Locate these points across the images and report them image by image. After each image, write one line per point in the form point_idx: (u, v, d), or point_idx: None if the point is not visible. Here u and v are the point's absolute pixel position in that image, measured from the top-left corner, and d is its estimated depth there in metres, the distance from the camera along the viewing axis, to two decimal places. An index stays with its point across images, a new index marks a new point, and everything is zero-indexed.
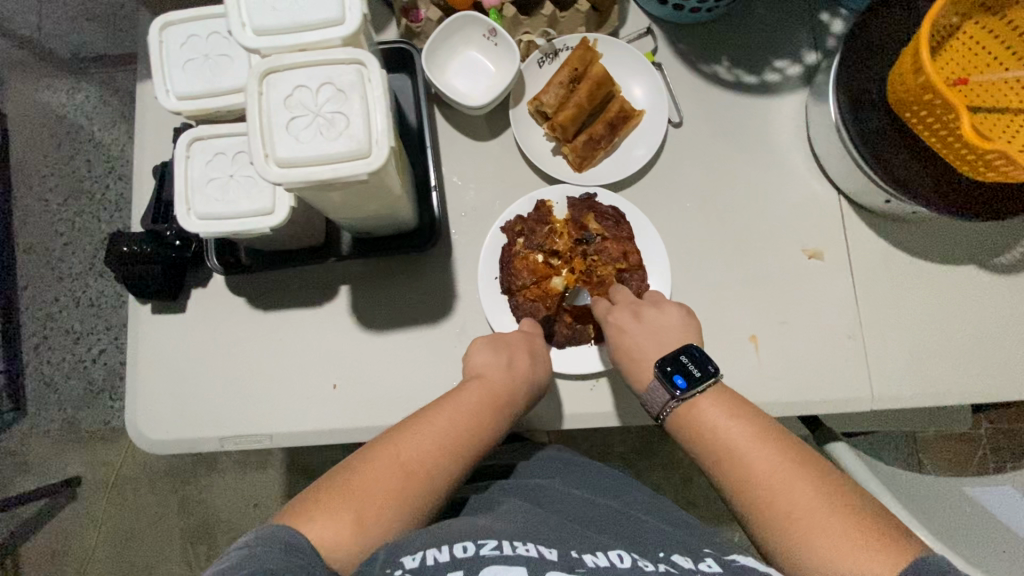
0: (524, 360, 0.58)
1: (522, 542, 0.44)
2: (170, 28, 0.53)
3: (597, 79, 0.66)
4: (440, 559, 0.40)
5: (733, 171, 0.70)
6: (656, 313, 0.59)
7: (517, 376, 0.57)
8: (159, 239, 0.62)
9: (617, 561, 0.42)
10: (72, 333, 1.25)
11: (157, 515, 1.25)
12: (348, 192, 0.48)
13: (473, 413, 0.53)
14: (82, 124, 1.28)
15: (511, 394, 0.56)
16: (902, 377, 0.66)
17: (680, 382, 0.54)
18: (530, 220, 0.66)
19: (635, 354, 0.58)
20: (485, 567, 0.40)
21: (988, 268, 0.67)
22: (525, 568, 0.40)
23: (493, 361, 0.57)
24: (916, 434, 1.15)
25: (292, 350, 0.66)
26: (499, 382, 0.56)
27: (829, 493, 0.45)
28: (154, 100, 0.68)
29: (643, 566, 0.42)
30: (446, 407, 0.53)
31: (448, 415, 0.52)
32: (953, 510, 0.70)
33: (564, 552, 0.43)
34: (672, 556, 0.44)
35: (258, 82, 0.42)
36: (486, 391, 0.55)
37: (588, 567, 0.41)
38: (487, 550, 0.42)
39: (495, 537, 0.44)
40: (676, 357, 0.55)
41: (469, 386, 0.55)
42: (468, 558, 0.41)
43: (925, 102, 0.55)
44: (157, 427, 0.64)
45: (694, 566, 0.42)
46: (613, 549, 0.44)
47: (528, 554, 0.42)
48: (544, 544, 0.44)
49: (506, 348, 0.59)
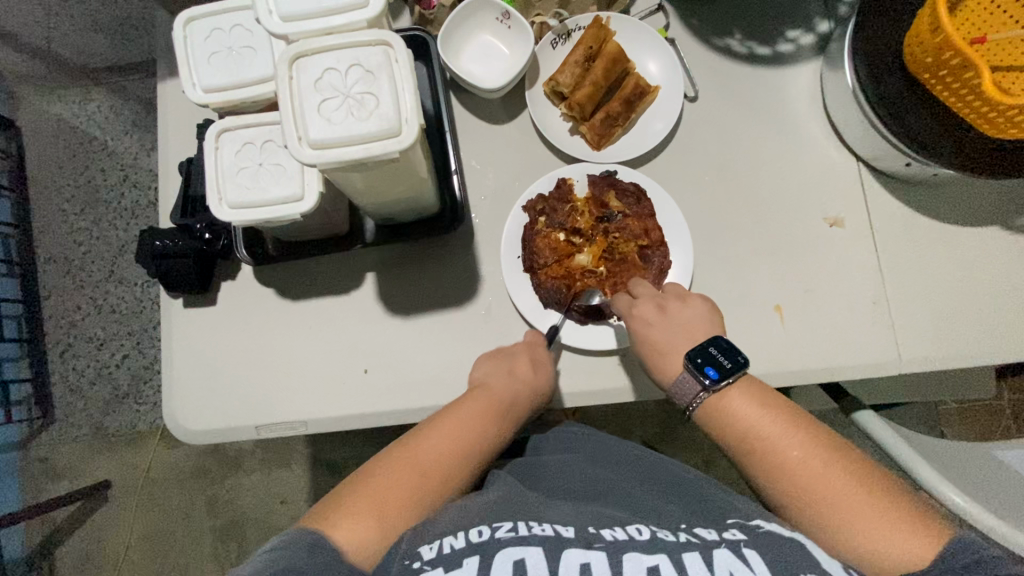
0: (525, 369, 0.59)
1: (537, 523, 0.44)
2: (194, 24, 0.54)
3: (612, 56, 0.67)
4: (456, 546, 0.40)
5: (749, 143, 0.70)
6: (679, 306, 0.59)
7: (518, 382, 0.58)
8: (188, 232, 0.64)
9: (635, 535, 0.42)
10: (96, 340, 1.28)
11: (187, 514, 1.27)
12: (373, 174, 0.49)
13: (480, 415, 0.54)
14: (96, 134, 1.31)
15: (517, 400, 0.57)
16: (929, 340, 0.66)
17: (711, 373, 0.54)
18: (551, 198, 0.67)
19: (659, 346, 0.58)
20: (500, 550, 0.39)
21: (1013, 228, 0.67)
22: (541, 548, 0.40)
23: (495, 370, 0.59)
24: (938, 405, 1.15)
25: (322, 337, 0.67)
26: (504, 389, 0.57)
27: (863, 480, 0.46)
28: (175, 99, 0.70)
29: (663, 537, 0.42)
30: (454, 413, 0.54)
31: (456, 419, 0.53)
32: (987, 475, 0.70)
33: (582, 529, 0.43)
34: (694, 529, 0.44)
35: (289, 67, 0.43)
36: (492, 397, 0.56)
37: (606, 541, 0.41)
38: (502, 533, 0.42)
39: (511, 521, 0.44)
40: (703, 349, 0.55)
41: (476, 392, 0.57)
42: (483, 543, 0.41)
43: (944, 62, 0.55)
44: (192, 418, 0.65)
45: (717, 537, 0.42)
46: (631, 524, 0.44)
47: (544, 534, 0.42)
48: (560, 523, 0.44)
49: (510, 356, 0.61)
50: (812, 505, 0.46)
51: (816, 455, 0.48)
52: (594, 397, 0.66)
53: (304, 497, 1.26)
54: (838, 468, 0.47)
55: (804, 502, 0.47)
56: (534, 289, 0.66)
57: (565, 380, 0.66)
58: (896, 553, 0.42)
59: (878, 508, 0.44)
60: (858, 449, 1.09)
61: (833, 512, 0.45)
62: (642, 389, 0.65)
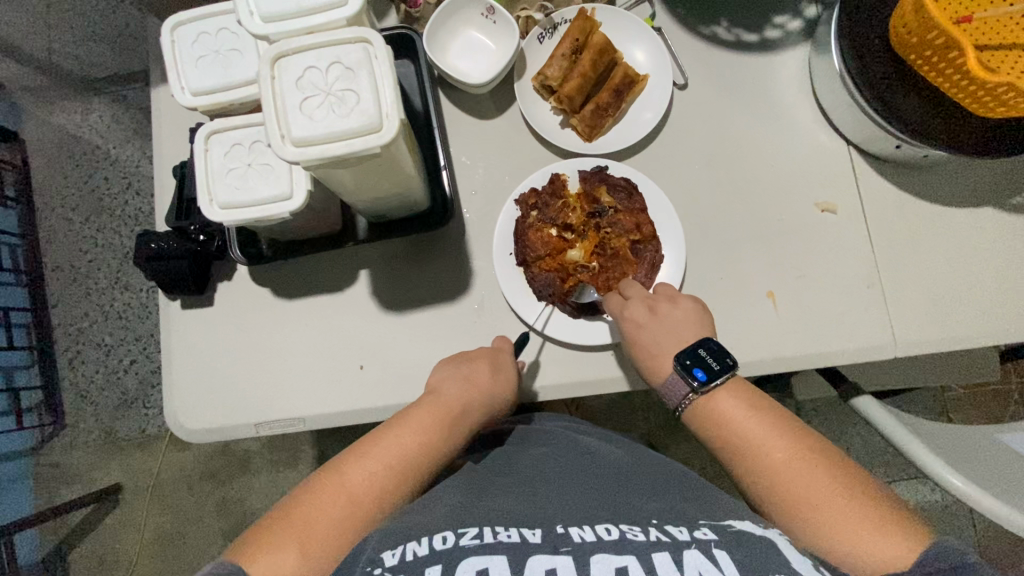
0: (484, 375, 0.60)
1: (503, 528, 0.44)
2: (181, 28, 0.55)
3: (599, 47, 0.67)
4: (419, 553, 0.41)
5: (737, 130, 0.70)
6: (670, 308, 0.59)
7: (470, 392, 0.58)
8: (181, 234, 0.65)
9: (604, 535, 0.43)
10: (104, 346, 1.30)
11: (197, 517, 1.29)
12: (361, 170, 0.50)
13: (422, 428, 0.54)
14: (98, 143, 1.33)
15: (467, 409, 0.58)
16: (923, 323, 0.65)
17: (699, 375, 0.54)
18: (544, 193, 0.67)
19: (653, 349, 0.58)
20: (464, 557, 0.40)
21: (1006, 208, 0.67)
22: (505, 555, 0.40)
23: (449, 378, 0.59)
24: (943, 390, 1.15)
25: (317, 335, 0.68)
26: (453, 399, 0.57)
27: (845, 483, 0.46)
28: (169, 104, 0.71)
29: (633, 537, 0.42)
30: (398, 428, 0.54)
31: (398, 434, 0.54)
32: (988, 458, 0.69)
33: (549, 531, 0.44)
34: (666, 526, 0.44)
35: (270, 66, 0.44)
36: (437, 409, 0.56)
37: (573, 544, 0.42)
38: (466, 540, 0.42)
39: (477, 525, 0.44)
40: (693, 350, 0.56)
41: (422, 405, 0.57)
42: (447, 550, 0.41)
43: (929, 42, 0.55)
44: (192, 417, 0.67)
45: (688, 536, 0.42)
46: (601, 523, 0.45)
47: (509, 540, 0.42)
48: (527, 526, 0.44)
49: (466, 363, 0.61)
50: (797, 507, 0.46)
51: (803, 458, 0.48)
52: (589, 388, 0.66)
53: None
54: (825, 470, 0.47)
55: (791, 504, 0.46)
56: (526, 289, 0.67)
57: (560, 372, 0.67)
58: (879, 558, 0.42)
59: (864, 512, 0.44)
60: (863, 438, 1.09)
61: (816, 516, 0.45)
62: (637, 379, 0.65)
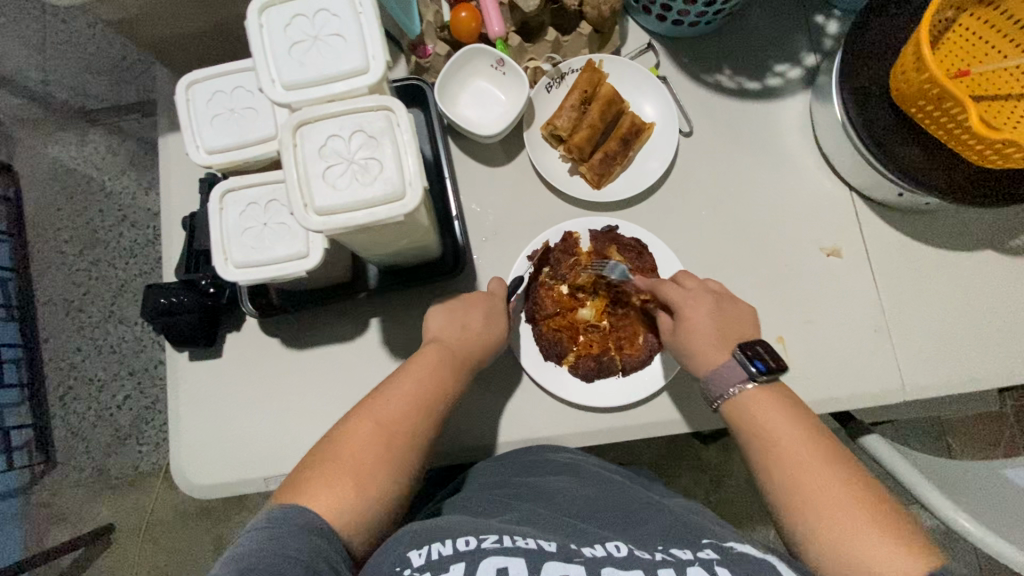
0: (479, 320, 0.60)
1: (522, 536, 0.43)
2: (196, 87, 0.55)
3: (607, 98, 0.68)
4: (443, 552, 0.41)
5: (742, 175, 0.72)
6: (732, 306, 0.59)
7: (472, 336, 0.59)
8: (193, 287, 0.63)
9: (614, 551, 0.43)
10: (97, 381, 1.27)
11: (191, 555, 1.26)
12: (380, 232, 0.50)
13: (434, 372, 0.54)
14: (93, 175, 1.32)
15: (468, 353, 0.58)
16: (929, 364, 0.66)
17: (759, 366, 0.53)
18: (556, 251, 0.68)
19: (705, 333, 0.57)
20: (485, 558, 0.40)
21: (1005, 251, 0.68)
22: (524, 560, 0.40)
23: (448, 324, 0.59)
24: (940, 418, 1.16)
25: (329, 385, 0.67)
26: (455, 342, 0.58)
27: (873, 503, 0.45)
28: (177, 154, 0.70)
29: (640, 555, 0.42)
30: (406, 370, 0.54)
31: (407, 378, 0.53)
32: (997, 496, 0.70)
33: (563, 543, 0.43)
34: (671, 548, 0.44)
35: (293, 135, 0.44)
36: (444, 353, 0.56)
37: (586, 556, 0.42)
38: (488, 543, 0.42)
39: (496, 532, 0.44)
40: (754, 344, 0.55)
41: (428, 348, 0.56)
42: (471, 551, 0.41)
43: (930, 97, 0.56)
44: (200, 471, 0.65)
45: (692, 556, 0.42)
46: (610, 541, 0.45)
47: (528, 546, 0.42)
48: (544, 537, 0.44)
49: (465, 310, 0.60)
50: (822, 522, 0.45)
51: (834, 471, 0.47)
52: (603, 435, 0.66)
53: None
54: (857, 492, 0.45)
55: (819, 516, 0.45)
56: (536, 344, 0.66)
57: (574, 419, 0.66)
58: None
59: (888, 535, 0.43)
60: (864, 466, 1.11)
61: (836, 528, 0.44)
62: (650, 426, 0.66)
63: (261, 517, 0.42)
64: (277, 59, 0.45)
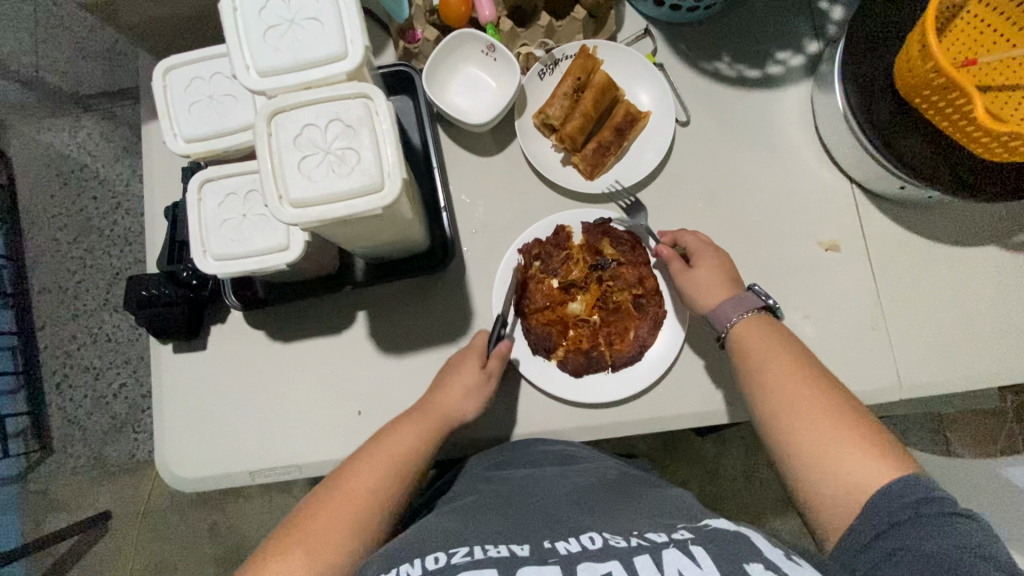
0: (462, 374, 0.59)
1: (494, 544, 0.42)
2: (173, 73, 0.54)
3: (601, 86, 0.66)
4: (412, 574, 0.38)
5: (740, 166, 0.69)
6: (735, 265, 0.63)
7: (451, 397, 0.58)
8: (174, 279, 0.62)
9: (589, 544, 0.41)
10: (92, 369, 1.27)
11: (190, 542, 1.27)
12: (361, 225, 0.48)
13: (412, 435, 0.55)
14: (86, 162, 1.30)
15: (449, 411, 0.58)
16: (929, 363, 0.65)
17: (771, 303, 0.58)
18: (548, 245, 0.66)
19: (723, 270, 0.60)
20: (455, 574, 0.38)
21: (1009, 247, 0.66)
22: (495, 570, 0.38)
23: (433, 387, 0.59)
24: (939, 413, 1.15)
25: (315, 379, 0.66)
26: (438, 402, 0.58)
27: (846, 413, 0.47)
28: (160, 142, 0.69)
29: (615, 543, 0.41)
30: (385, 437, 0.55)
31: (386, 444, 0.54)
32: (993, 496, 0.69)
33: (537, 545, 0.42)
34: (646, 532, 0.42)
35: (268, 124, 0.43)
36: (424, 415, 0.56)
37: (560, 555, 0.40)
38: (457, 559, 0.40)
39: (467, 544, 0.42)
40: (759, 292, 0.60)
41: (411, 414, 0.57)
42: (439, 570, 0.39)
43: (935, 87, 0.54)
44: (185, 464, 0.65)
45: (667, 538, 0.41)
46: (584, 533, 0.43)
47: (498, 555, 0.40)
48: (515, 542, 0.42)
49: (450, 369, 0.60)
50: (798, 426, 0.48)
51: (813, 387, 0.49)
52: (593, 432, 0.65)
53: None
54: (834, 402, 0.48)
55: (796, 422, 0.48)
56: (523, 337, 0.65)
57: (563, 416, 0.65)
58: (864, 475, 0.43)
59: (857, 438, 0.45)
60: None
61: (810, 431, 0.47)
62: (641, 422, 0.65)
63: None
64: (252, 45, 0.44)
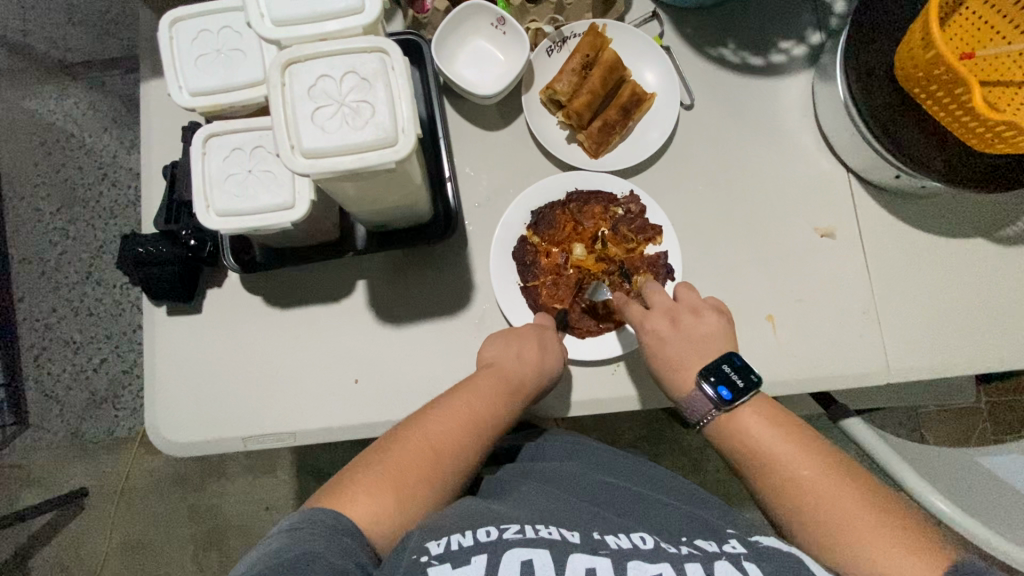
0: (533, 351, 0.59)
1: (544, 525, 0.44)
2: (180, 24, 0.53)
3: (609, 64, 0.67)
4: (464, 544, 0.41)
5: (741, 151, 0.71)
6: (693, 321, 0.59)
7: (527, 364, 0.58)
8: (173, 239, 0.62)
9: (639, 543, 0.42)
10: (73, 342, 1.24)
11: (167, 522, 1.22)
12: (369, 183, 0.48)
13: (489, 400, 0.55)
14: (72, 131, 1.26)
15: (523, 385, 0.57)
16: (916, 348, 0.67)
17: (725, 394, 0.54)
18: (625, 204, 0.67)
19: (678, 362, 0.57)
20: (509, 549, 0.40)
21: (996, 240, 0.69)
22: (548, 551, 0.40)
23: (502, 351, 0.59)
24: (917, 409, 1.18)
25: (311, 346, 0.65)
26: (512, 369, 0.57)
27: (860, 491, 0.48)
28: (160, 101, 0.68)
29: (666, 548, 0.42)
30: (460, 394, 0.54)
31: (463, 400, 0.54)
32: (973, 482, 0.71)
33: (586, 535, 0.43)
34: (695, 540, 0.44)
35: (280, 73, 0.42)
36: (499, 378, 0.56)
37: (610, 548, 0.41)
38: (510, 534, 0.42)
39: (517, 522, 0.44)
40: (716, 366, 0.55)
41: (482, 375, 0.57)
42: (491, 542, 0.41)
43: (935, 77, 0.55)
44: (175, 429, 0.64)
45: (717, 549, 0.42)
46: (634, 532, 0.44)
47: (551, 536, 0.42)
48: (565, 527, 0.44)
49: (517, 339, 0.59)
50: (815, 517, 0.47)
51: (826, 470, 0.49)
52: (588, 408, 0.65)
53: (291, 502, 1.22)
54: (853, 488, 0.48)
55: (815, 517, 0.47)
56: (506, 269, 0.66)
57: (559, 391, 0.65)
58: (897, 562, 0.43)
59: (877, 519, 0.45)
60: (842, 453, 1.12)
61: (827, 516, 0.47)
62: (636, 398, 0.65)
63: (293, 516, 0.43)
64: None
